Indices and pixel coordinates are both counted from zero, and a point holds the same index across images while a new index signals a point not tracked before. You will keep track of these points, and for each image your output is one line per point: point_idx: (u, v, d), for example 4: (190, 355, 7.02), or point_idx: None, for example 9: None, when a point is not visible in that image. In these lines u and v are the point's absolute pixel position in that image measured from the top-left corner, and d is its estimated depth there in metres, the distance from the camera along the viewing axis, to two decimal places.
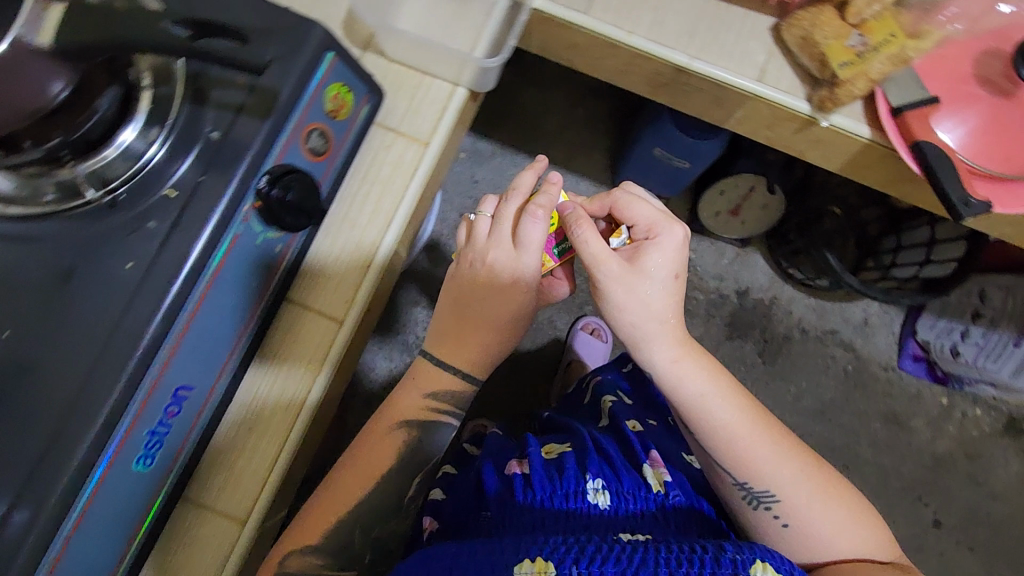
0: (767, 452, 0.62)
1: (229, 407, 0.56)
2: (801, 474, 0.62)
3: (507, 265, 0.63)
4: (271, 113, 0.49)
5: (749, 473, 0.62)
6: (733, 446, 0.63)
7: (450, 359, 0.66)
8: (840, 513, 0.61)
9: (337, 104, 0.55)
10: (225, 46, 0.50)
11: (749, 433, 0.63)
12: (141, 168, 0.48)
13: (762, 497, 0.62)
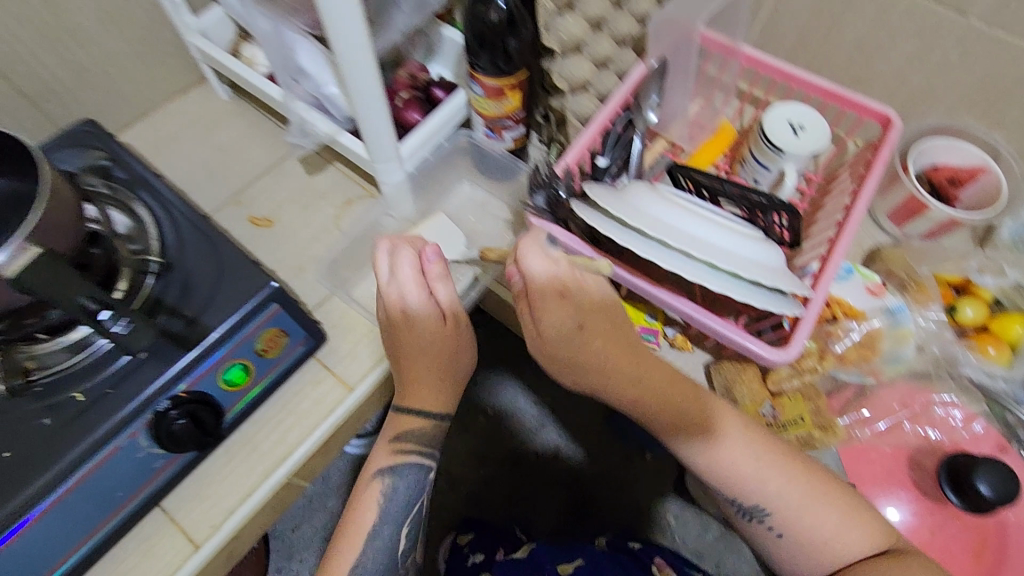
0: (754, 471, 0.57)
1: (111, 548, 0.58)
2: (790, 486, 0.56)
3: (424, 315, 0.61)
4: (200, 344, 0.55)
5: (717, 473, 0.58)
6: (708, 442, 0.57)
7: (417, 397, 0.62)
8: (834, 510, 0.56)
9: (269, 344, 0.61)
10: (189, 281, 0.59)
11: (730, 459, 0.57)
12: (76, 362, 0.54)
13: (756, 512, 0.58)
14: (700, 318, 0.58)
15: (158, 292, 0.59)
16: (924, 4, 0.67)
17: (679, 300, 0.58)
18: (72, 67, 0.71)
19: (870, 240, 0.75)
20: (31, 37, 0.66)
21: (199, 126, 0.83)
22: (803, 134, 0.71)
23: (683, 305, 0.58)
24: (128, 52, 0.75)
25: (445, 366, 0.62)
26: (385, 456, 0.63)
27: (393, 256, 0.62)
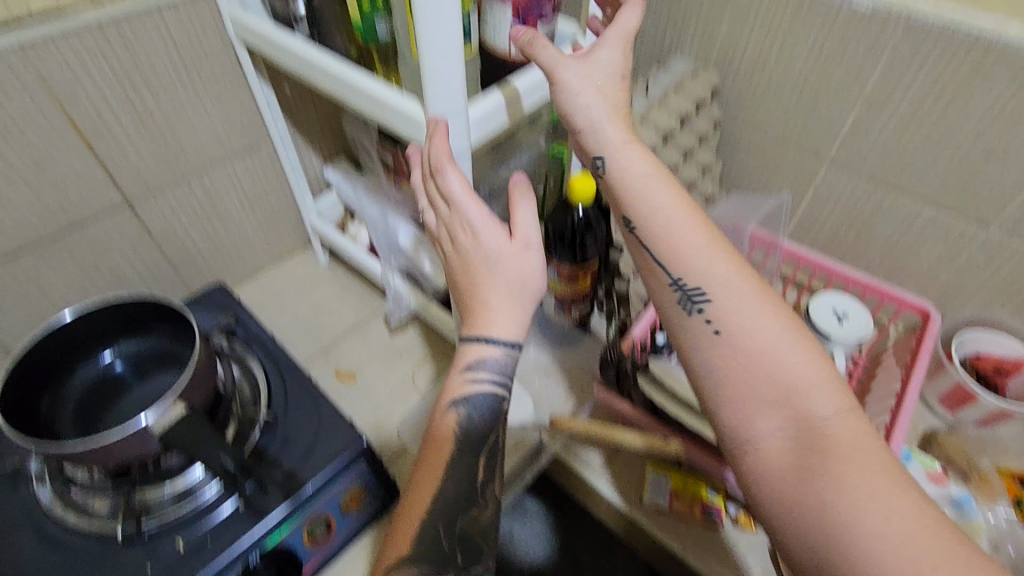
0: (703, 245, 0.51)
1: None
2: (677, 199, 0.52)
3: (479, 250, 0.51)
4: (292, 499, 0.59)
5: (679, 269, 0.51)
6: (682, 258, 0.51)
7: (477, 325, 0.53)
8: (777, 326, 0.47)
9: (350, 501, 0.65)
10: (289, 436, 0.65)
11: (693, 227, 0.51)
12: (182, 510, 0.59)
13: (694, 296, 0.50)
14: (615, 149, 0.54)
15: (262, 444, 0.65)
16: (944, 218, 0.77)
17: (611, 125, 0.54)
18: (209, 240, 0.85)
19: (921, 422, 0.80)
20: (186, 218, 0.80)
21: (299, 287, 0.95)
22: (847, 322, 0.78)
23: (663, 204, 0.51)
24: (255, 225, 0.90)
25: (508, 288, 0.52)
26: (457, 384, 0.53)
27: (432, 144, 0.50)
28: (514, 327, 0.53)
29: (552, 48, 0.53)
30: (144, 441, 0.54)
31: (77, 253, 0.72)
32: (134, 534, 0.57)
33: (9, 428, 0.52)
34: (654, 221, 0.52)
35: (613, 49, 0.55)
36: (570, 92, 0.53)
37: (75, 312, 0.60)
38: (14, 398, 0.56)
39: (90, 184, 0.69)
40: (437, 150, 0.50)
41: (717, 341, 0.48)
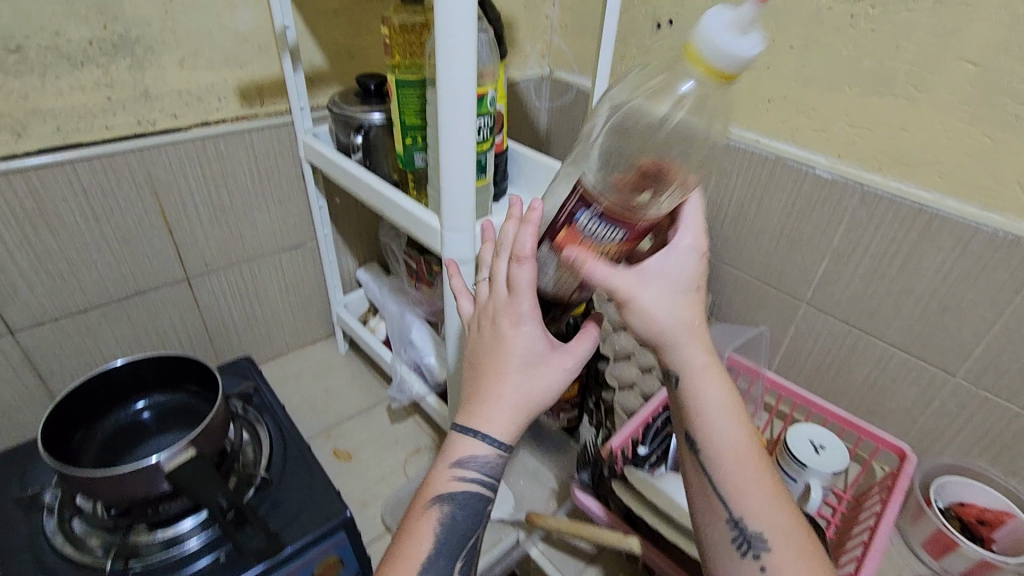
0: (767, 491, 0.50)
1: None
2: (748, 442, 0.52)
3: (515, 346, 0.50)
4: (270, 559, 0.63)
5: (743, 508, 0.50)
6: (745, 501, 0.50)
7: (478, 417, 0.51)
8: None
9: (323, 569, 0.68)
10: (281, 496, 0.70)
11: (752, 460, 0.51)
12: (170, 555, 0.63)
13: (754, 539, 0.50)
14: (696, 379, 0.52)
15: (255, 501, 0.69)
16: (915, 363, 0.82)
17: (696, 348, 0.51)
18: (244, 318, 0.96)
19: (907, 568, 0.79)
20: (230, 296, 0.92)
21: (315, 370, 1.03)
22: (824, 453, 0.81)
23: (728, 449, 0.51)
24: (288, 310, 1.01)
25: (530, 403, 0.50)
26: (443, 481, 0.52)
27: (519, 231, 0.49)
28: (513, 431, 0.50)
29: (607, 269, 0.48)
30: (152, 478, 0.60)
31: (133, 316, 0.84)
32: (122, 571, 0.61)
33: (43, 453, 0.59)
34: (710, 448, 0.52)
35: (690, 263, 0.52)
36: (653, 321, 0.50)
37: (123, 363, 0.69)
38: (56, 431, 0.64)
39: (160, 259, 0.83)
40: (520, 241, 0.49)
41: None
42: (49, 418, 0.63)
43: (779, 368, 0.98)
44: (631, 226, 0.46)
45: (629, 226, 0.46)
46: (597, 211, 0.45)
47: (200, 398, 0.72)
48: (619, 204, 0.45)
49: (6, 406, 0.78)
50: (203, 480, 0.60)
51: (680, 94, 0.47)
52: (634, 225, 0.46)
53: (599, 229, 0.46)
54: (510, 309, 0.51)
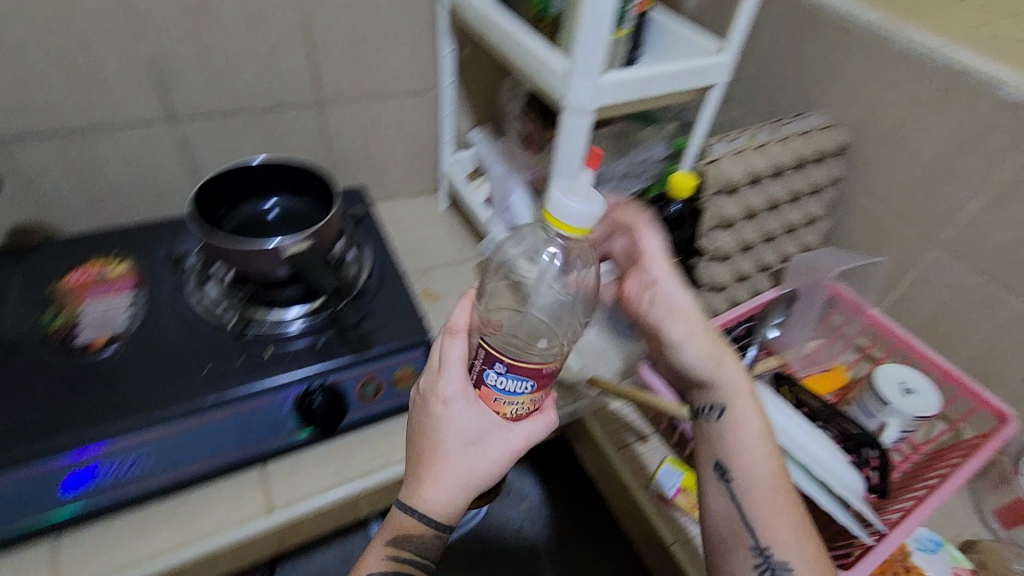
0: (794, 515, 0.55)
1: (214, 480, 0.69)
2: (766, 451, 0.57)
3: (450, 430, 0.53)
4: (359, 353, 0.71)
5: (772, 541, 0.54)
6: (775, 532, 0.54)
7: (416, 497, 0.54)
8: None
9: (402, 378, 0.75)
10: (375, 307, 0.77)
11: (781, 489, 0.56)
12: (280, 330, 0.72)
13: (778, 566, 0.53)
14: (732, 416, 0.58)
15: (352, 306, 0.77)
16: None
17: (732, 368, 0.59)
18: (363, 154, 1.02)
19: (969, 529, 0.77)
20: (353, 130, 0.98)
21: (417, 217, 1.09)
22: (912, 396, 0.76)
23: (761, 478, 0.56)
24: (401, 157, 1.05)
25: (472, 478, 0.54)
26: (377, 553, 0.56)
27: (447, 341, 0.55)
28: (448, 512, 0.53)
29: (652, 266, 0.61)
30: (273, 260, 0.69)
31: (270, 128, 0.91)
32: (241, 327, 0.72)
33: (190, 218, 0.68)
34: (731, 436, 0.58)
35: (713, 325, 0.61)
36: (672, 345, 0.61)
37: (261, 160, 0.75)
38: (204, 205, 0.73)
39: (300, 78, 0.88)
40: (455, 346, 0.55)
41: None
42: (198, 190, 0.71)
43: (886, 310, 0.92)
44: (537, 375, 0.50)
45: (537, 377, 0.51)
46: (505, 366, 0.50)
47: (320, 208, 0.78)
48: (524, 363, 0.49)
49: (163, 187, 0.89)
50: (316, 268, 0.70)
51: (549, 261, 0.60)
52: (540, 371, 0.50)
53: (511, 383, 0.51)
54: (434, 377, 0.55)
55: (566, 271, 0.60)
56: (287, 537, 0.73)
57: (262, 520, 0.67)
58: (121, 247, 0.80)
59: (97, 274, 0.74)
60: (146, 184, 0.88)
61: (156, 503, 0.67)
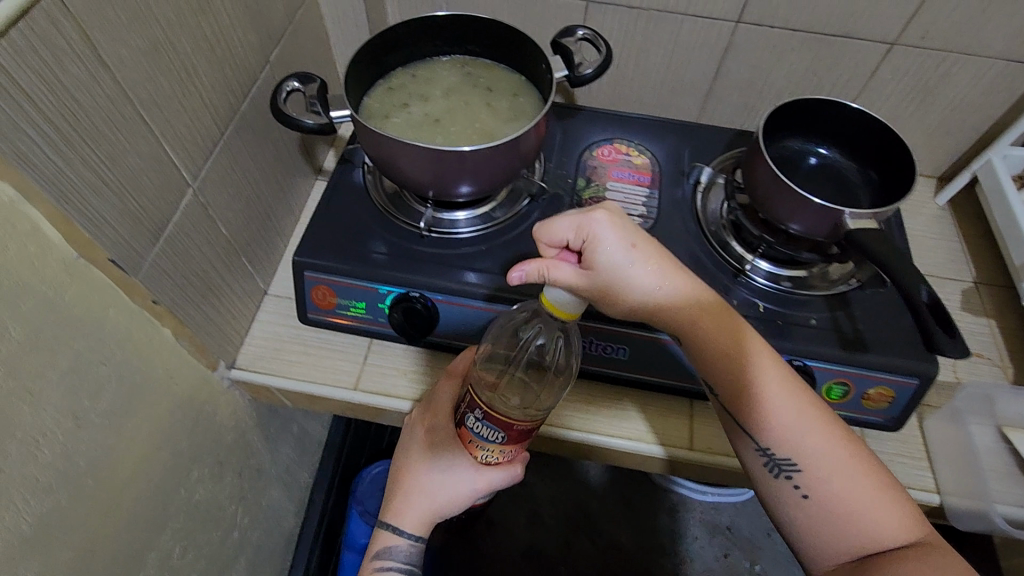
0: (787, 414, 0.52)
1: (652, 393, 0.72)
2: (671, 269, 0.55)
3: (419, 448, 0.65)
4: (852, 353, 0.63)
5: (770, 439, 0.53)
6: (777, 431, 0.52)
7: (393, 512, 0.64)
8: (837, 458, 0.51)
9: (874, 395, 0.66)
10: (877, 306, 0.66)
11: (756, 378, 0.53)
12: (774, 289, 0.68)
13: (784, 465, 0.52)
14: (699, 332, 0.55)
15: (850, 295, 0.68)
16: None
17: (658, 279, 0.55)
18: (890, 110, 0.85)
19: None
20: (904, 81, 0.81)
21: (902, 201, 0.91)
22: None
23: (743, 390, 0.54)
24: (934, 124, 0.86)
25: (459, 488, 0.63)
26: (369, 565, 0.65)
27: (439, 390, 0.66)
28: (420, 524, 0.64)
29: (560, 267, 0.51)
30: (823, 221, 0.62)
31: (820, 55, 0.80)
32: (717, 243, 0.72)
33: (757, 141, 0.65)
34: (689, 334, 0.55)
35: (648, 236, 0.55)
36: (635, 273, 0.54)
37: (859, 109, 0.65)
38: (770, 123, 0.68)
39: (899, 8, 0.73)
40: (440, 393, 0.66)
41: (787, 497, 0.53)
42: (778, 107, 0.66)
43: None
44: (507, 425, 0.56)
45: (507, 432, 0.56)
46: (479, 416, 0.57)
47: (877, 189, 0.66)
48: (495, 414, 0.56)
49: (678, 84, 0.88)
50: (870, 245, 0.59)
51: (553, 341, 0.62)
52: (511, 427, 0.56)
53: (484, 430, 0.58)
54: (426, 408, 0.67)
55: (556, 338, 0.62)
56: (684, 476, 0.74)
57: (680, 450, 0.69)
58: (637, 137, 0.81)
59: (623, 157, 0.79)
60: (669, 73, 0.86)
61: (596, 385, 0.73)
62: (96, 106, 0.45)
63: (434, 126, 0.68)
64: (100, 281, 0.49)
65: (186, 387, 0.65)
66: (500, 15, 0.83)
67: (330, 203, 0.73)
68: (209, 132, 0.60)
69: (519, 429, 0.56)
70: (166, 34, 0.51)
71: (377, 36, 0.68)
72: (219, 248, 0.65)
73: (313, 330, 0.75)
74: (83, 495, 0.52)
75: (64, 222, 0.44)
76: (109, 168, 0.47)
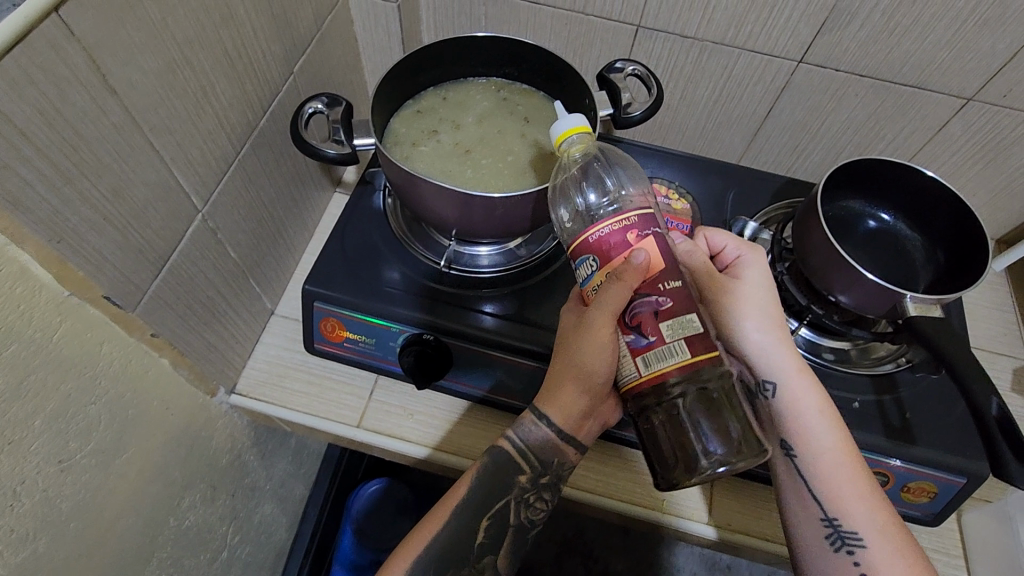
0: (863, 489, 0.51)
1: None
2: (778, 320, 0.56)
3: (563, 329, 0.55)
4: (896, 444, 0.58)
5: (838, 511, 0.51)
6: (845, 501, 0.51)
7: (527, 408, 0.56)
8: (899, 542, 0.50)
9: (914, 489, 0.61)
10: (926, 393, 0.61)
11: (829, 444, 0.53)
12: (814, 361, 0.63)
13: (848, 537, 0.50)
14: (789, 390, 0.54)
15: (898, 376, 0.62)
16: None
17: (766, 328, 0.55)
18: (954, 167, 0.79)
19: None
20: (973, 139, 0.75)
21: None
22: None
23: (824, 455, 0.52)
24: (1001, 186, 0.79)
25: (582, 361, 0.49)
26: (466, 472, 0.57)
27: None
28: (549, 408, 0.54)
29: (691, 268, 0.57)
30: (879, 301, 0.56)
31: (884, 103, 0.74)
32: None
33: (818, 204, 0.60)
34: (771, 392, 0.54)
35: (759, 269, 0.57)
36: (735, 307, 0.55)
37: (934, 178, 0.61)
38: (833, 181, 0.64)
39: (979, 63, 0.67)
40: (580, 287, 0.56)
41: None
42: (844, 166, 0.63)
43: None
44: (585, 249, 0.47)
45: (588, 248, 0.47)
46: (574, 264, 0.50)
47: (940, 272, 0.62)
48: (572, 240, 0.49)
49: (725, 121, 0.81)
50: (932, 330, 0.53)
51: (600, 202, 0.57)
52: (587, 241, 0.47)
53: (580, 270, 0.49)
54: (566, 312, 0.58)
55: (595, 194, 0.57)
56: (696, 544, 0.70)
57: (696, 524, 0.65)
58: (679, 177, 0.76)
59: (662, 200, 0.72)
60: (718, 109, 0.80)
61: (611, 444, 0.68)
62: (99, 135, 0.41)
63: (464, 157, 0.63)
64: (96, 319, 0.46)
65: (182, 415, 0.61)
66: (541, 32, 0.77)
67: (347, 227, 0.69)
68: (224, 153, 0.55)
69: (593, 240, 0.47)
70: (182, 52, 0.46)
71: (409, 55, 0.63)
72: (226, 272, 0.61)
73: (319, 358, 0.71)
74: (64, 539, 0.48)
75: (57, 263, 0.40)
76: (111, 201, 0.43)
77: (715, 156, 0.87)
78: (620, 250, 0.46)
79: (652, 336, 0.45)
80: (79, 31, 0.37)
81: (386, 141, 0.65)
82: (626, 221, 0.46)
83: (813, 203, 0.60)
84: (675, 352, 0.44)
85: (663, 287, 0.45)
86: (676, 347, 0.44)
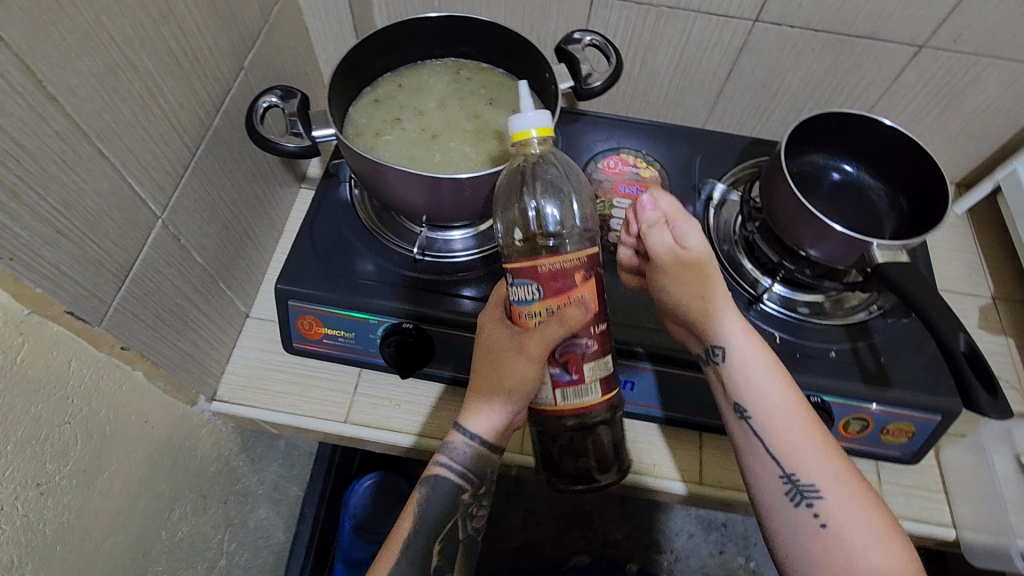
0: (813, 440, 0.52)
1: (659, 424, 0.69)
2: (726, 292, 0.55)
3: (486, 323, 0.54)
4: (874, 388, 0.60)
5: (793, 465, 0.51)
6: (800, 455, 0.51)
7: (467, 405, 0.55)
8: (849, 482, 0.51)
9: (894, 430, 0.63)
10: (898, 336, 0.63)
11: (778, 400, 0.52)
12: (791, 317, 0.64)
13: (807, 492, 0.51)
14: (739, 356, 0.53)
15: (871, 323, 0.64)
16: None
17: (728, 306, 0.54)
18: (911, 114, 0.80)
19: None
20: (927, 85, 0.76)
21: None
22: None
23: (775, 412, 0.52)
24: (956, 130, 0.81)
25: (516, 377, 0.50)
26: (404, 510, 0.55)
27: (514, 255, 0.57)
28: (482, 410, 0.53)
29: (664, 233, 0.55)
30: (846, 253, 0.58)
31: (840, 56, 0.75)
32: (731, 264, 0.67)
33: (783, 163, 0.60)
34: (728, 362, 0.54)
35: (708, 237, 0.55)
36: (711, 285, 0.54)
37: (891, 126, 0.62)
38: (795, 137, 0.65)
39: (928, 8, 0.68)
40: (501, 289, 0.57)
41: (805, 529, 0.50)
42: (804, 122, 0.63)
43: None
44: (537, 285, 0.47)
45: (539, 279, 0.47)
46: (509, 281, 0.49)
47: (903, 220, 0.63)
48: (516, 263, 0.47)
49: (686, 85, 0.82)
50: (902, 273, 0.54)
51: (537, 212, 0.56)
52: (537, 272, 0.46)
53: (519, 290, 0.48)
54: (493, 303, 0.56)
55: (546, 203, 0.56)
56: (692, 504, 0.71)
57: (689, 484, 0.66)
58: (646, 144, 0.75)
59: (631, 169, 0.73)
60: (678, 74, 0.80)
61: None
62: (42, 145, 0.39)
63: (431, 143, 0.62)
64: (59, 336, 0.44)
65: (163, 427, 0.60)
66: (496, 8, 0.76)
67: (315, 222, 0.67)
68: (179, 155, 0.54)
69: (545, 270, 0.46)
70: (122, 53, 0.45)
71: (362, 41, 0.62)
72: (193, 279, 0.59)
73: (299, 357, 0.70)
74: (52, 563, 0.47)
75: (11, 280, 0.39)
76: (61, 212, 0.41)
77: (680, 121, 0.87)
78: (563, 288, 0.47)
79: (575, 375, 0.49)
80: (6, 36, 0.35)
81: (346, 132, 0.63)
82: (576, 261, 0.47)
83: (777, 161, 0.61)
84: (591, 391, 0.50)
85: (592, 331, 0.49)
86: (592, 387, 0.50)
